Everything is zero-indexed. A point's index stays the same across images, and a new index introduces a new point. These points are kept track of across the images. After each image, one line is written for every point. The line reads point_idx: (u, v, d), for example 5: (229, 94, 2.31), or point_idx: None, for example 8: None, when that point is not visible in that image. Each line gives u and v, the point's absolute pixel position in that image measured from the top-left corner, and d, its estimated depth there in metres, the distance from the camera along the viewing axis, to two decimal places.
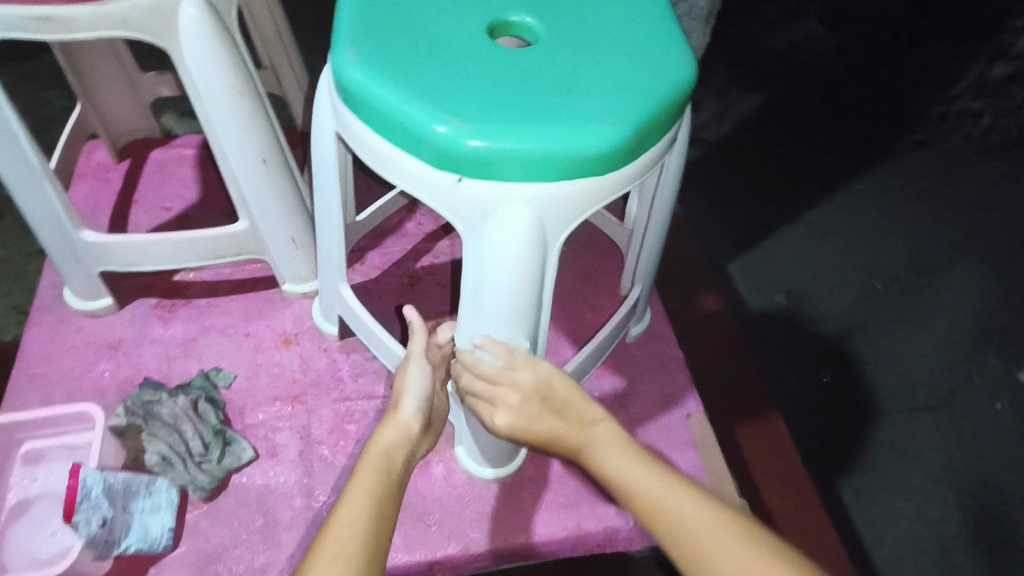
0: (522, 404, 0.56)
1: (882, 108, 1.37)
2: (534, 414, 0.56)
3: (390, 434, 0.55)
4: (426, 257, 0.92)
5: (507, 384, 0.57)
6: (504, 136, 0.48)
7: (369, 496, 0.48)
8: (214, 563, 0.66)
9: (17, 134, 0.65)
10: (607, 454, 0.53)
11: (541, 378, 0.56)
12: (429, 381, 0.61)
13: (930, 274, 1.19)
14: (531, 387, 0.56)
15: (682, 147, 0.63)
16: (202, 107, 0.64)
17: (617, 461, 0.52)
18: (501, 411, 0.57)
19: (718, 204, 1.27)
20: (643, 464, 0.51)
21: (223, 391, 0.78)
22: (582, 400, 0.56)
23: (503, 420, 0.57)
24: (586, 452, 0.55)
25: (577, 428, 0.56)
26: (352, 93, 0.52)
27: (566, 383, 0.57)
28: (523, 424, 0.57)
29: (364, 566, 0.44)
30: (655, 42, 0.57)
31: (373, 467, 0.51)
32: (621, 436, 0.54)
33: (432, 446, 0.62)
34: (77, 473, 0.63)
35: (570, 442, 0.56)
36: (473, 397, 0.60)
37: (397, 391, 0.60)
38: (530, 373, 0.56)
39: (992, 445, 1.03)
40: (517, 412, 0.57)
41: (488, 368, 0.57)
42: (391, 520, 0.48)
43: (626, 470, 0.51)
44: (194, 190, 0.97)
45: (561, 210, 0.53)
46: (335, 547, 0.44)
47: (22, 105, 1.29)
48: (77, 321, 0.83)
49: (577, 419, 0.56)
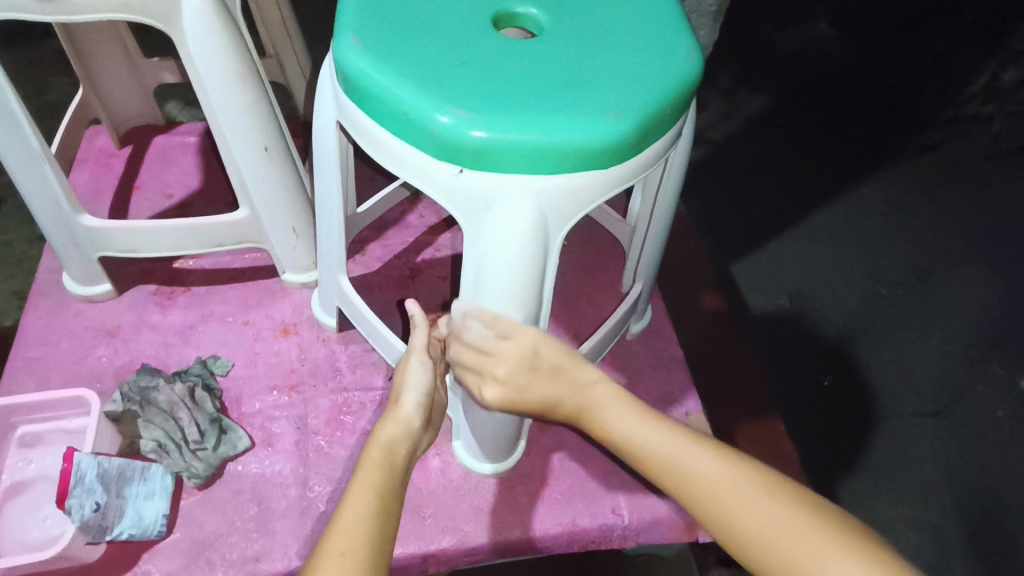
0: (510, 374, 0.56)
1: (890, 111, 1.36)
2: (525, 383, 0.57)
3: (391, 430, 0.55)
4: (427, 250, 0.92)
5: (495, 355, 0.56)
6: (508, 128, 0.48)
7: (374, 492, 0.48)
8: (207, 551, 0.66)
9: (17, 116, 0.64)
10: (611, 415, 0.54)
11: (529, 347, 0.55)
12: (430, 376, 0.60)
13: (935, 279, 1.18)
14: (517, 358, 0.56)
15: (687, 142, 0.63)
16: (204, 94, 0.64)
17: (622, 420, 0.53)
18: (491, 384, 0.57)
19: (723, 204, 1.26)
20: (654, 426, 0.51)
21: (220, 379, 0.77)
22: (573, 363, 0.56)
23: (493, 392, 0.57)
24: (585, 414, 0.55)
25: (572, 393, 0.56)
26: (354, 82, 0.52)
27: (555, 346, 0.55)
28: (514, 395, 0.57)
29: (371, 562, 0.44)
30: (661, 35, 0.56)
31: (375, 464, 0.51)
32: (621, 395, 0.54)
33: (433, 439, 0.62)
34: (72, 457, 0.62)
35: (566, 407, 0.56)
36: (464, 369, 0.59)
37: (398, 384, 0.60)
38: (516, 343, 0.55)
39: (993, 453, 1.02)
40: (506, 385, 0.57)
41: (476, 339, 0.57)
42: (397, 515, 0.49)
43: (635, 432, 0.52)
44: (196, 178, 0.97)
45: (562, 204, 0.52)
46: (342, 544, 0.44)
47: (27, 90, 1.29)
48: (76, 307, 0.82)
49: (571, 382, 0.56)
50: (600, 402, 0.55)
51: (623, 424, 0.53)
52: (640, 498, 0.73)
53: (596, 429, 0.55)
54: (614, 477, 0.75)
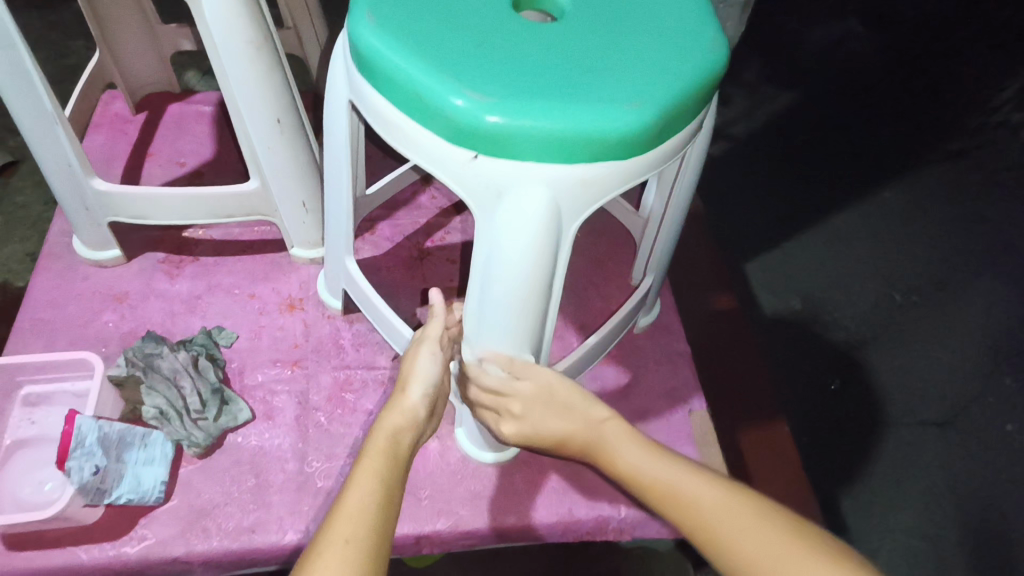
0: (526, 410, 0.59)
1: (916, 115, 1.34)
2: (538, 419, 0.59)
3: (397, 418, 0.56)
4: (438, 233, 0.91)
5: (510, 394, 0.59)
6: (524, 113, 0.47)
7: (378, 480, 0.49)
8: (204, 519, 0.66)
9: (31, 76, 0.64)
10: (620, 450, 0.54)
11: (544, 386, 0.58)
12: (439, 368, 0.60)
13: (952, 288, 1.16)
14: (534, 394, 0.58)
15: (707, 135, 0.61)
16: (219, 62, 0.63)
17: (628, 453, 0.54)
18: (509, 423, 0.60)
19: (738, 202, 1.25)
20: (658, 460, 0.52)
21: (225, 350, 0.78)
22: (585, 400, 0.57)
23: (510, 429, 0.60)
24: (595, 450, 0.56)
25: (584, 430, 0.57)
26: (370, 61, 0.51)
27: (567, 387, 0.58)
28: (530, 430, 0.59)
29: (373, 549, 0.45)
30: (686, 25, 0.54)
31: (380, 452, 0.52)
32: (628, 430, 0.55)
33: (429, 432, 0.62)
34: (72, 420, 0.62)
35: (578, 443, 0.57)
36: (482, 405, 0.62)
37: (405, 372, 0.60)
38: (532, 381, 0.58)
39: (999, 467, 1.00)
40: (522, 421, 0.59)
41: (491, 380, 0.59)
42: (399, 503, 0.49)
43: (634, 463, 0.53)
44: (210, 148, 0.96)
45: (578, 195, 0.51)
46: (346, 531, 0.45)
47: (48, 52, 1.29)
48: (84, 271, 0.83)
49: (583, 419, 0.57)
50: (616, 438, 0.55)
51: (626, 453, 0.54)
52: (639, 494, 0.73)
53: (607, 461, 0.55)
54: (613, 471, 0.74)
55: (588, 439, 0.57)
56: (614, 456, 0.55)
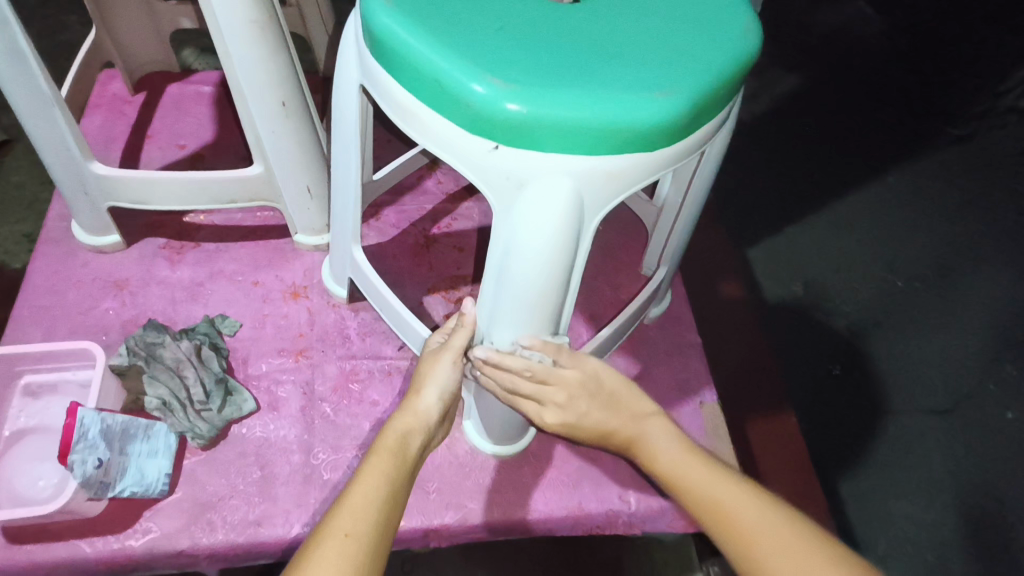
0: (570, 400, 0.57)
1: (925, 98, 1.31)
2: (583, 408, 0.58)
3: (406, 420, 0.56)
4: (444, 219, 0.89)
5: (554, 383, 0.57)
6: (550, 102, 0.45)
7: (384, 478, 0.49)
8: (208, 512, 0.65)
9: (26, 56, 0.61)
10: (659, 444, 0.56)
11: (589, 374, 0.58)
12: (459, 374, 0.59)
13: (956, 275, 1.13)
14: (578, 382, 0.57)
15: (729, 128, 0.58)
16: (221, 43, 0.60)
17: (670, 456, 0.55)
18: (551, 411, 0.58)
19: (743, 187, 1.24)
20: (682, 448, 0.55)
21: (228, 339, 0.76)
22: (631, 395, 0.59)
23: (551, 418, 0.59)
24: (640, 444, 0.57)
25: (628, 423, 0.57)
26: (385, 45, 0.49)
27: (611, 376, 0.58)
28: (573, 420, 0.58)
29: (374, 547, 0.44)
30: (717, 9, 0.52)
31: (388, 451, 0.52)
32: (670, 428, 0.57)
33: (440, 436, 0.63)
34: (74, 413, 0.59)
35: (624, 436, 0.57)
36: (515, 395, 0.58)
37: (419, 375, 0.59)
38: (578, 369, 0.57)
39: (1000, 455, 0.99)
40: (565, 409, 0.58)
41: (533, 364, 0.56)
42: (403, 504, 0.49)
43: (667, 451, 0.55)
44: (210, 129, 0.94)
45: (602, 188, 0.49)
46: (349, 526, 0.45)
47: (43, 26, 1.26)
48: (84, 256, 0.81)
49: (628, 413, 0.58)
50: (662, 433, 0.57)
51: (664, 447, 0.55)
52: (648, 488, 0.72)
53: (646, 455, 0.56)
54: (623, 465, 0.73)
55: (633, 430, 0.57)
56: (654, 447, 0.56)
